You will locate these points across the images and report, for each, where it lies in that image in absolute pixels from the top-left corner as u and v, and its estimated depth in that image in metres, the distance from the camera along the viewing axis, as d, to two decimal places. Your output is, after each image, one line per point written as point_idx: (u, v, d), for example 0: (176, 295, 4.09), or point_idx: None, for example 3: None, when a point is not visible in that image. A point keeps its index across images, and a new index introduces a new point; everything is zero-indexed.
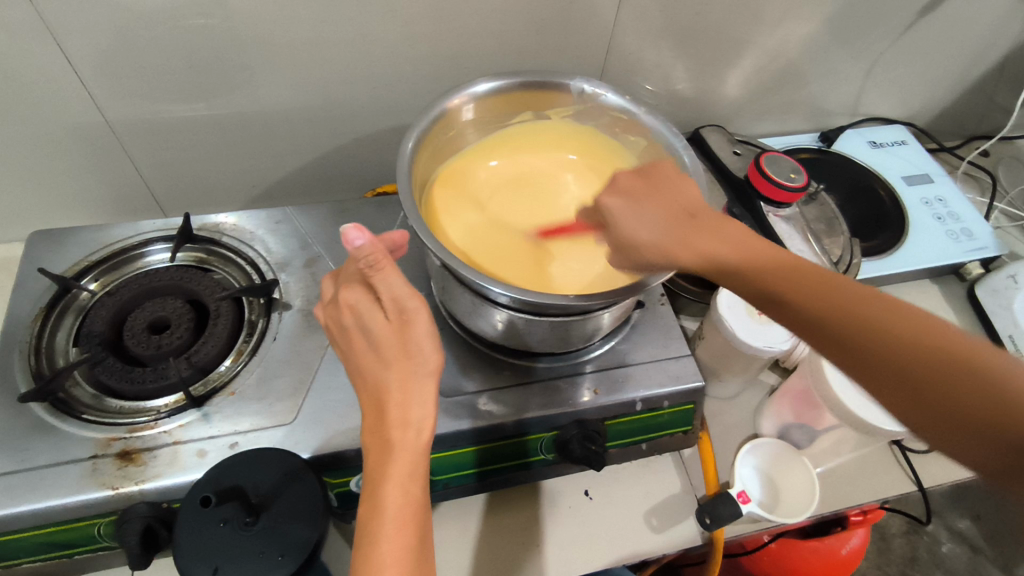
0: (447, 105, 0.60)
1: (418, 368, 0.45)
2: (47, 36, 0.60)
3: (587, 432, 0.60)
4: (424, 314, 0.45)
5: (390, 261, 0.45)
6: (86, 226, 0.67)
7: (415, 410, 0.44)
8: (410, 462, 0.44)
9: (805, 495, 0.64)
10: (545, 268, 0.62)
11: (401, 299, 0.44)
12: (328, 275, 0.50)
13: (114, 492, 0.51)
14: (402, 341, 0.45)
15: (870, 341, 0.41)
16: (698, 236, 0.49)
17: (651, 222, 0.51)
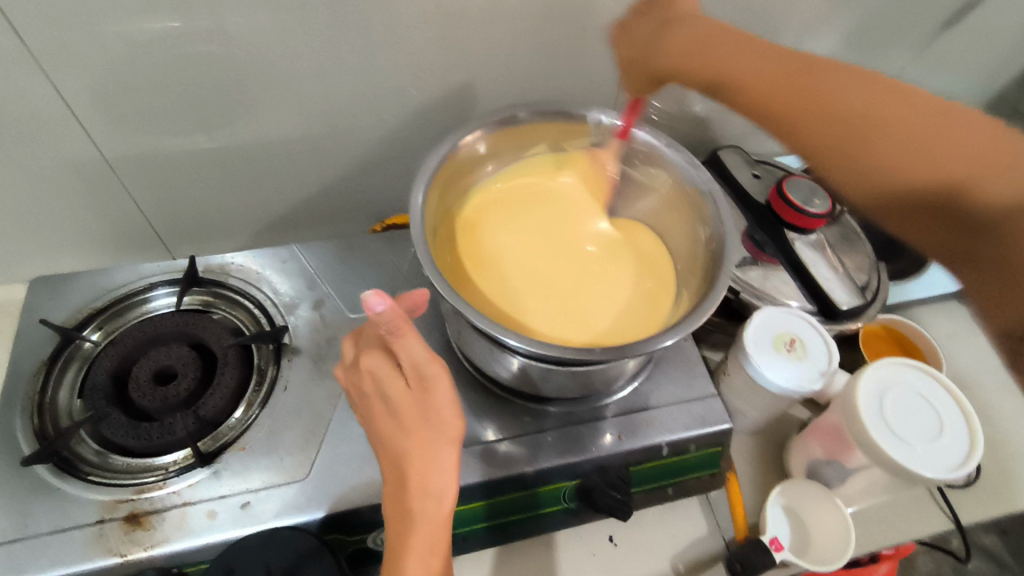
0: (458, 143, 0.58)
1: (436, 435, 0.44)
2: (44, 77, 0.58)
3: (610, 480, 0.57)
4: (444, 381, 0.43)
5: (409, 324, 0.43)
6: (87, 271, 0.65)
7: (435, 479, 0.43)
8: (431, 534, 0.43)
9: (839, 539, 0.61)
10: (559, 310, 0.60)
11: (421, 365, 0.43)
12: (349, 335, 0.49)
13: (122, 559, 0.49)
14: (421, 408, 0.44)
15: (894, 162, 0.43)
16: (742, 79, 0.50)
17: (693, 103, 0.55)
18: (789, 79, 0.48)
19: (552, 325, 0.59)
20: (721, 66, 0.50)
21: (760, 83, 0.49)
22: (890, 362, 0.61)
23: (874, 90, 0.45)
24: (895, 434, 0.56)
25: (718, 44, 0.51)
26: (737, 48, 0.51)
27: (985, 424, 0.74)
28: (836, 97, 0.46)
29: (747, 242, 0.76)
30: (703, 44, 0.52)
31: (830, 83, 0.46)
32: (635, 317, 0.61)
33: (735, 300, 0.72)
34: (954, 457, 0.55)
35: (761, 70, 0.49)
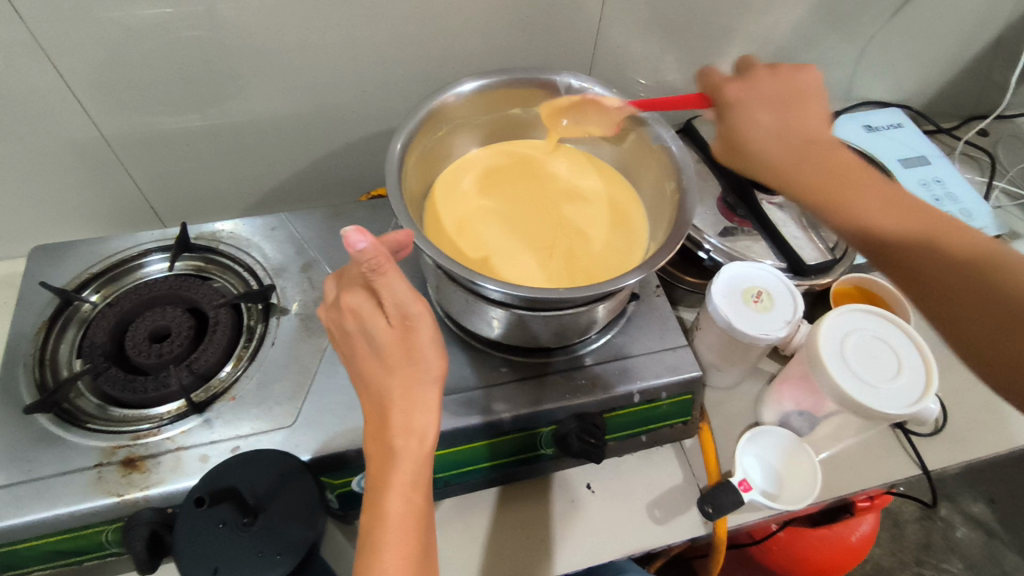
0: (434, 106, 0.61)
1: (421, 374, 0.45)
2: (41, 55, 0.61)
3: (585, 426, 0.60)
4: (426, 319, 0.45)
5: (391, 262, 0.43)
6: (85, 240, 0.68)
7: (418, 418, 0.45)
8: (413, 472, 0.44)
9: (806, 484, 0.64)
10: (539, 260, 0.64)
11: (404, 304, 0.44)
12: (331, 276, 0.50)
13: (119, 499, 0.52)
14: (404, 347, 0.45)
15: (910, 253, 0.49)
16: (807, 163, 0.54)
17: (766, 126, 0.56)
18: (797, 151, 0.54)
19: (545, 271, 0.63)
20: (747, 141, 0.56)
21: (791, 136, 0.55)
22: (849, 310, 0.65)
23: (867, 191, 0.52)
24: (857, 376, 0.59)
25: (790, 109, 0.56)
26: (754, 106, 0.57)
27: (954, 376, 0.76)
28: (789, 177, 0.54)
29: (720, 206, 0.78)
30: (756, 101, 0.57)
31: (816, 156, 0.54)
32: (618, 253, 0.66)
33: (710, 260, 0.75)
34: (914, 393, 0.58)
35: (767, 130, 0.56)
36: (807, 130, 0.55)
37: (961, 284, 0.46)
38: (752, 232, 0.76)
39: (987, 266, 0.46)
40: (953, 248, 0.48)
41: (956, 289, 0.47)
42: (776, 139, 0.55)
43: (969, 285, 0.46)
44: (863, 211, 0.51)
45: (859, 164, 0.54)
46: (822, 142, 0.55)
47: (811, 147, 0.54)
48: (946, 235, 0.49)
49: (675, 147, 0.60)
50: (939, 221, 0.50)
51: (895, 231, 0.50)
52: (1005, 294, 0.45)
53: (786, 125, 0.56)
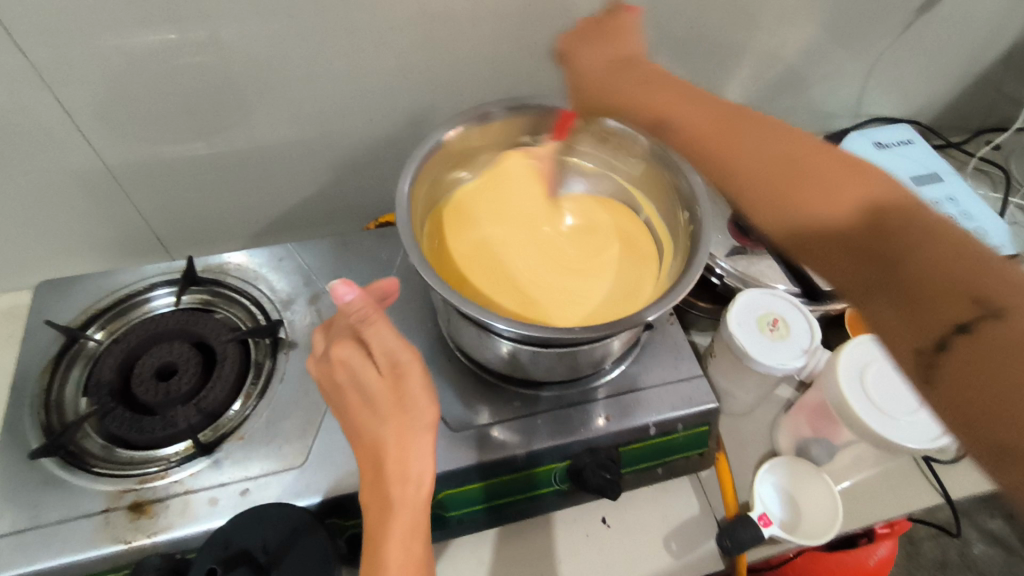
0: (445, 137, 0.60)
1: (413, 420, 0.44)
2: (45, 88, 0.60)
3: (600, 460, 0.58)
4: (417, 366, 0.45)
5: (380, 314, 0.46)
6: (90, 273, 0.67)
7: (414, 466, 0.44)
8: (412, 520, 0.43)
9: (826, 515, 0.63)
10: (544, 297, 0.62)
11: (392, 351, 0.45)
12: (318, 328, 0.50)
13: (127, 546, 0.51)
14: (395, 394, 0.44)
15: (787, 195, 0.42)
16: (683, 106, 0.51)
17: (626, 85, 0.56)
18: (637, 101, 0.54)
19: (562, 306, 0.61)
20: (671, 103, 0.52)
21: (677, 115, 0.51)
22: (870, 339, 0.64)
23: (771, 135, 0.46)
24: (875, 406, 0.58)
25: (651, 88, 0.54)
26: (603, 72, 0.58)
27: None
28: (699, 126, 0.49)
29: (732, 229, 0.77)
30: (602, 49, 0.60)
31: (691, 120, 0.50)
32: (638, 286, 0.64)
33: (721, 284, 0.74)
34: (936, 425, 0.57)
35: (614, 80, 0.57)
36: (735, 128, 0.48)
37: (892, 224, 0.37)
38: (765, 255, 0.75)
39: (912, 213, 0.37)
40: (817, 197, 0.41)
41: (842, 234, 0.38)
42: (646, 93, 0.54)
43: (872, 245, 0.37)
44: (737, 163, 0.46)
45: (788, 141, 0.45)
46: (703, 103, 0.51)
47: (677, 116, 0.51)
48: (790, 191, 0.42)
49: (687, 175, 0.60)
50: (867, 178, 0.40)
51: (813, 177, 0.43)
52: (908, 281, 0.34)
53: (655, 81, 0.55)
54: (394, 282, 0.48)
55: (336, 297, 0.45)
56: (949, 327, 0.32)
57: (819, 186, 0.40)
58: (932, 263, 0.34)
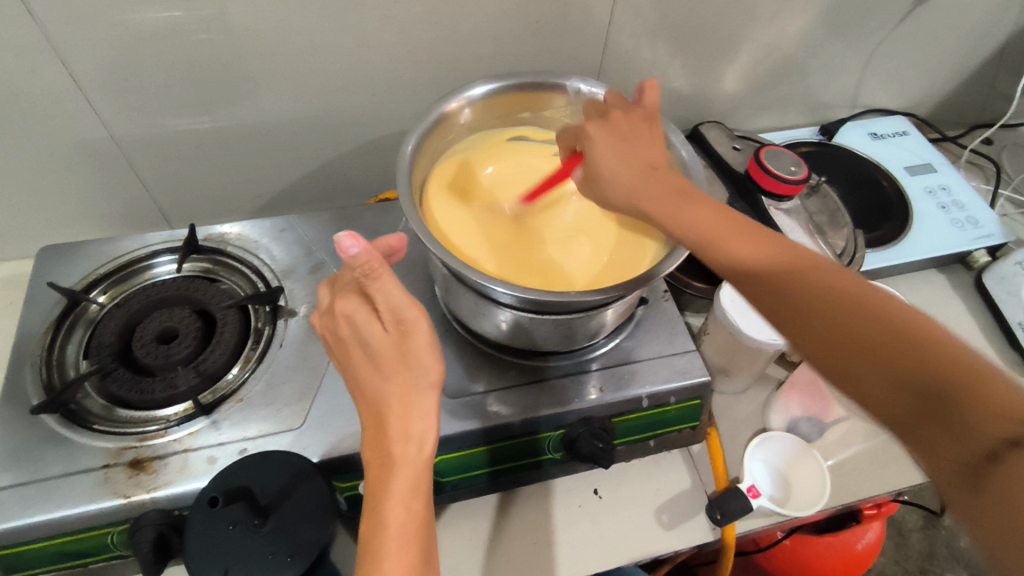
0: (446, 108, 0.61)
1: (418, 379, 0.45)
2: (52, 54, 0.61)
3: (593, 430, 0.60)
4: (422, 324, 0.45)
5: (385, 268, 0.44)
6: (93, 240, 0.68)
7: (416, 425, 0.44)
8: (413, 478, 0.44)
9: (816, 491, 0.64)
10: (555, 258, 0.64)
11: (398, 308, 0.44)
12: (324, 283, 0.50)
13: (125, 500, 0.51)
14: (401, 351, 0.45)
15: (833, 320, 0.41)
16: (707, 218, 0.47)
17: (628, 170, 0.51)
18: (678, 220, 0.48)
19: (545, 271, 0.63)
20: (715, 224, 0.47)
21: (727, 237, 0.46)
22: None
23: (803, 264, 0.44)
24: None
25: (656, 184, 0.50)
26: (642, 152, 0.53)
27: None
28: (741, 256, 0.46)
29: None
30: (621, 143, 0.53)
31: (736, 244, 0.46)
32: (635, 251, 0.66)
33: None
34: None
35: (636, 170, 0.51)
36: (734, 232, 0.47)
37: (862, 353, 0.40)
38: None
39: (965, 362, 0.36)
40: (856, 320, 0.40)
41: (863, 365, 0.39)
42: (625, 167, 0.51)
43: (883, 362, 0.38)
44: (792, 305, 0.43)
45: (803, 277, 0.43)
46: (727, 220, 0.47)
47: (728, 241, 0.46)
48: (793, 310, 0.43)
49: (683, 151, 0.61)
50: (903, 312, 0.40)
51: (850, 299, 0.41)
52: (957, 385, 0.36)
53: (659, 164, 0.52)
54: (400, 237, 0.49)
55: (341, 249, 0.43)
56: (999, 439, 0.34)
57: (826, 306, 0.41)
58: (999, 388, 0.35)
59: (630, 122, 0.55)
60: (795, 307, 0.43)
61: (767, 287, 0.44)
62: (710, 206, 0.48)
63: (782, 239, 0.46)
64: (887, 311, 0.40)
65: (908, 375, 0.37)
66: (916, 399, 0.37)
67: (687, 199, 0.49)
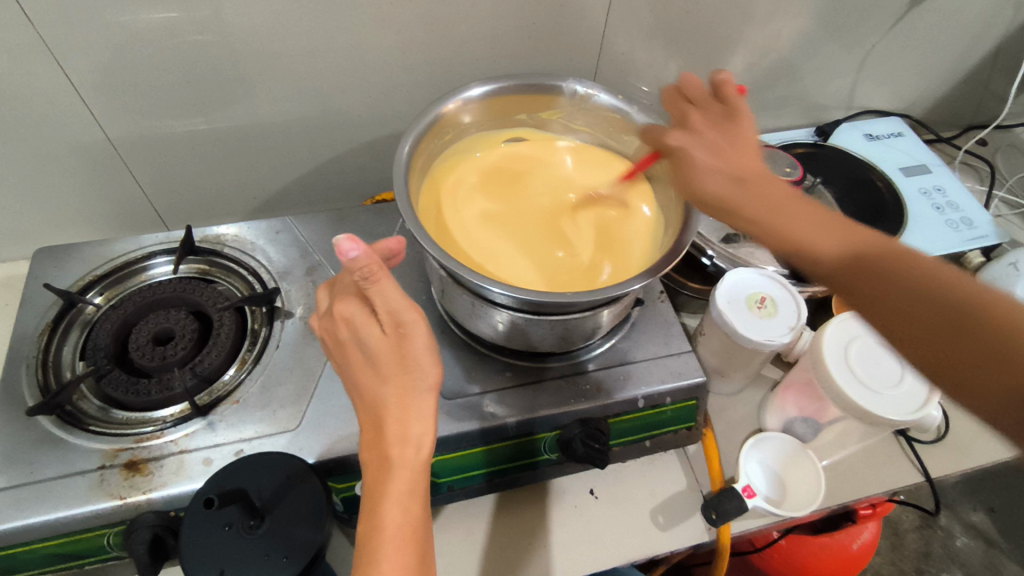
0: (442, 110, 0.61)
1: (416, 382, 0.45)
2: (48, 56, 0.61)
3: (589, 431, 0.59)
4: (421, 326, 0.45)
5: (384, 271, 0.44)
6: (89, 241, 0.68)
7: (413, 428, 0.44)
8: (410, 480, 0.44)
9: (811, 490, 0.64)
10: (552, 258, 0.64)
11: (398, 311, 0.45)
12: (322, 286, 0.50)
13: (121, 502, 0.52)
14: (399, 355, 0.45)
15: (889, 293, 0.44)
16: (788, 208, 0.51)
17: (710, 170, 0.54)
18: (739, 203, 0.52)
19: (545, 269, 0.63)
20: (785, 207, 0.51)
21: (790, 218, 0.50)
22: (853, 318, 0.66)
23: (874, 244, 0.47)
24: (859, 381, 0.60)
25: (741, 177, 0.53)
26: (724, 149, 0.56)
27: None
28: (812, 241, 0.48)
29: None
30: (711, 147, 0.56)
31: (795, 218, 0.50)
32: (630, 249, 0.66)
33: (712, 266, 0.75)
34: (918, 398, 0.59)
35: (727, 181, 0.53)
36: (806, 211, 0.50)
37: (918, 321, 0.42)
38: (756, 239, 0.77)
39: (998, 310, 0.40)
40: (913, 289, 0.43)
41: (927, 332, 0.42)
42: (706, 165, 0.55)
43: (941, 326, 0.41)
44: (851, 277, 0.46)
45: (865, 255, 0.46)
46: (797, 204, 0.51)
47: (794, 224, 0.49)
48: (853, 283, 0.46)
49: None
50: (972, 289, 0.42)
51: (915, 271, 0.44)
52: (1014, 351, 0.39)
53: (748, 173, 0.54)
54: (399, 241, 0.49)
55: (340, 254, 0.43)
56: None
57: (888, 281, 0.44)
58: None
59: (708, 118, 0.60)
60: (855, 281, 0.46)
61: (829, 266, 0.47)
62: (791, 194, 0.52)
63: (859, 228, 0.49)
64: (953, 284, 0.42)
65: (955, 339, 0.41)
66: (986, 367, 0.39)
67: (778, 191, 0.52)
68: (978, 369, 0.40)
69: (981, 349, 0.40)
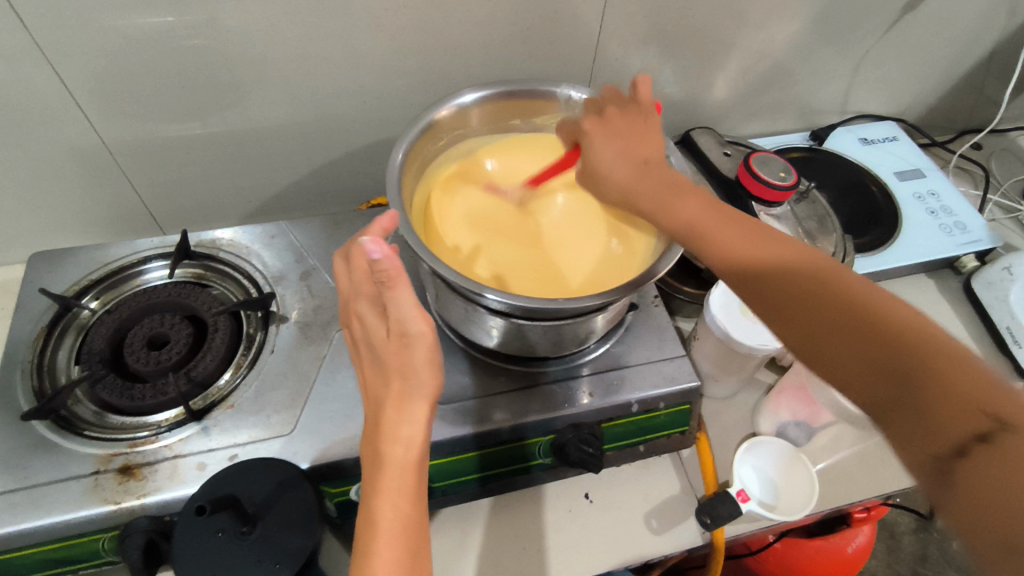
0: (436, 116, 0.62)
1: (410, 387, 0.45)
2: (44, 62, 0.61)
3: (583, 435, 0.60)
4: (427, 339, 0.44)
5: (404, 277, 0.43)
6: (84, 246, 0.68)
7: (404, 428, 0.44)
8: (400, 480, 0.44)
9: (802, 496, 0.64)
10: (546, 263, 0.65)
11: (406, 321, 0.44)
12: (337, 256, 0.50)
13: (116, 507, 0.52)
14: (399, 360, 0.45)
15: (809, 291, 0.43)
16: (684, 201, 0.51)
17: (616, 162, 0.55)
18: (631, 193, 0.54)
19: (540, 274, 0.64)
20: (671, 195, 0.51)
21: (707, 235, 0.49)
22: None
23: (762, 241, 0.47)
24: None
25: (649, 168, 0.54)
26: (645, 149, 0.55)
27: None
28: (732, 248, 0.47)
29: None
30: (621, 138, 0.56)
31: (671, 204, 0.51)
32: (626, 253, 0.66)
33: (707, 271, 0.76)
34: None
35: (630, 169, 0.54)
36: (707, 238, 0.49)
37: (807, 311, 0.43)
38: None
39: (824, 277, 0.43)
40: (818, 304, 0.42)
41: (819, 323, 0.42)
42: (619, 159, 0.55)
43: (831, 313, 0.41)
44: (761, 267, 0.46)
45: (750, 236, 0.48)
46: (708, 205, 0.51)
47: (708, 230, 0.49)
48: (758, 282, 0.46)
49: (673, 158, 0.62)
50: (843, 275, 0.43)
51: (814, 273, 0.44)
52: (871, 319, 0.40)
53: (652, 159, 0.55)
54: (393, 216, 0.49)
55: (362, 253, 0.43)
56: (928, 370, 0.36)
57: (801, 285, 0.44)
58: (958, 367, 0.35)
59: (627, 116, 0.58)
60: (808, 283, 0.43)
61: (767, 275, 0.45)
62: (673, 187, 0.52)
63: (761, 225, 0.49)
64: (800, 263, 0.45)
65: (857, 333, 0.40)
66: (868, 363, 0.39)
67: (694, 194, 0.51)
68: (870, 374, 0.39)
69: (872, 331, 0.39)
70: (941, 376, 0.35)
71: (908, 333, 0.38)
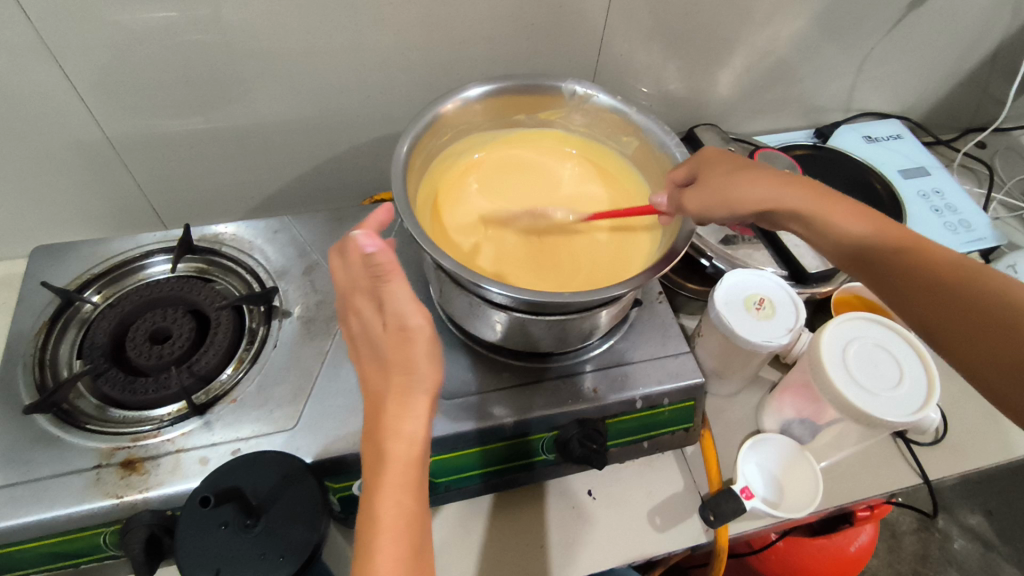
0: (441, 110, 0.62)
1: (413, 381, 0.45)
2: (48, 56, 0.61)
3: (587, 432, 0.59)
4: (425, 332, 0.44)
5: (398, 270, 0.44)
6: (87, 240, 0.67)
7: (408, 423, 0.44)
8: (403, 476, 0.43)
9: (805, 496, 0.64)
10: (545, 260, 0.64)
11: (403, 315, 0.44)
12: (333, 252, 0.50)
13: (118, 501, 0.51)
14: (399, 354, 0.45)
15: (908, 272, 0.53)
16: (806, 198, 0.59)
17: (745, 182, 0.58)
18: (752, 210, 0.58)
19: (539, 271, 0.63)
20: (820, 206, 0.58)
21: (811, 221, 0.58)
22: (850, 319, 0.66)
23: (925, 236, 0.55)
24: (855, 383, 0.60)
25: (767, 183, 0.59)
26: (752, 171, 0.60)
27: (954, 386, 0.77)
28: (848, 238, 0.57)
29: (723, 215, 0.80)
30: (745, 166, 0.60)
31: (786, 202, 0.59)
32: (626, 254, 0.66)
33: (711, 267, 0.76)
34: (914, 402, 0.59)
35: (760, 185, 0.59)
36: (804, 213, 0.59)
37: (919, 291, 0.52)
38: (754, 240, 0.78)
39: (940, 259, 0.52)
40: (922, 277, 0.53)
41: (928, 303, 0.52)
42: (745, 181, 0.58)
43: (933, 288, 0.52)
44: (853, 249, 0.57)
45: (855, 220, 0.57)
46: (833, 198, 0.59)
47: (843, 226, 0.57)
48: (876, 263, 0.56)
49: (678, 154, 0.61)
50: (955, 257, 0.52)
51: (919, 251, 0.54)
52: (978, 295, 0.49)
53: (794, 179, 0.60)
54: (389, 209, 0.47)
55: (354, 249, 0.44)
56: None
57: (918, 260, 0.53)
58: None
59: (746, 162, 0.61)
60: (905, 270, 0.54)
61: (903, 259, 0.54)
62: (790, 192, 0.59)
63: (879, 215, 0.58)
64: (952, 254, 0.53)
65: (957, 309, 0.50)
66: (995, 334, 0.47)
67: (831, 200, 0.59)
68: (978, 343, 0.48)
69: (964, 301, 0.50)
70: (1008, 322, 0.47)
71: (1002, 305, 0.47)
